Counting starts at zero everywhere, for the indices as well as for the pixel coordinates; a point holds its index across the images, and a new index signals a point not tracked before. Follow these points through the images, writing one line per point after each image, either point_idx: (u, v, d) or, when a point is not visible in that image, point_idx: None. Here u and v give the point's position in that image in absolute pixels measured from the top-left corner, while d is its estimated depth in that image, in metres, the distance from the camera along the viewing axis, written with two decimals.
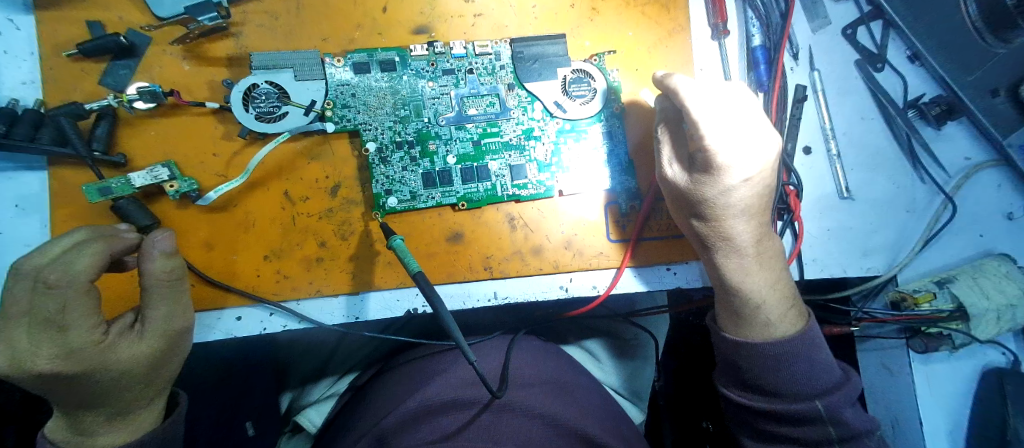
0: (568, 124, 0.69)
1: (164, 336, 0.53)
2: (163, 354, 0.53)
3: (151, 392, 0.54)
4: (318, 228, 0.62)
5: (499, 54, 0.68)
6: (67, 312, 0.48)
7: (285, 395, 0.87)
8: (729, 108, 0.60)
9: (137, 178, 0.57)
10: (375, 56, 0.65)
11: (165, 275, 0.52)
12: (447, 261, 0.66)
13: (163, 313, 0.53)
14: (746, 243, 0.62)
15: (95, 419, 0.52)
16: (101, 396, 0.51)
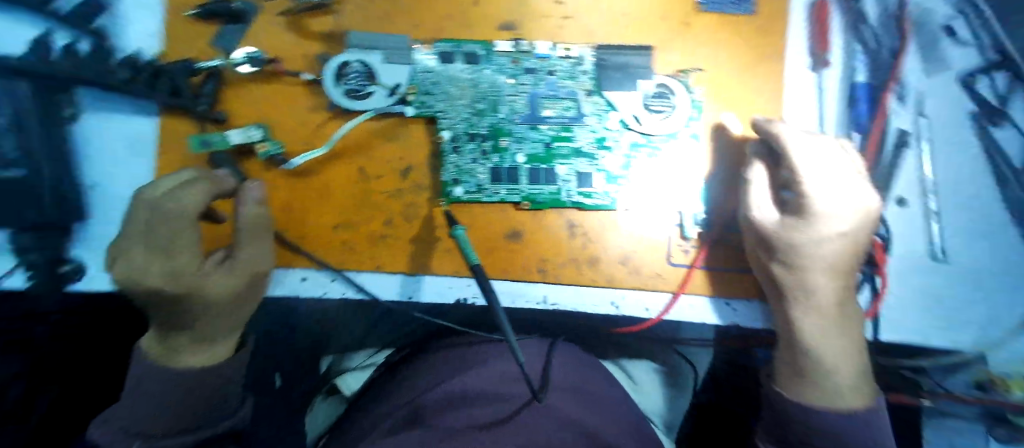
0: (643, 138, 0.68)
1: (250, 276, 0.57)
2: (248, 290, 0.57)
3: (233, 323, 0.58)
4: (386, 206, 0.65)
5: (582, 59, 0.67)
6: (175, 239, 0.53)
7: (324, 358, 0.89)
8: (833, 165, 0.60)
9: (234, 136, 0.61)
10: (462, 48, 0.66)
11: (256, 221, 0.57)
12: (502, 257, 0.66)
13: (252, 256, 0.57)
14: (827, 301, 0.59)
15: (182, 341, 0.56)
16: (192, 321, 0.55)
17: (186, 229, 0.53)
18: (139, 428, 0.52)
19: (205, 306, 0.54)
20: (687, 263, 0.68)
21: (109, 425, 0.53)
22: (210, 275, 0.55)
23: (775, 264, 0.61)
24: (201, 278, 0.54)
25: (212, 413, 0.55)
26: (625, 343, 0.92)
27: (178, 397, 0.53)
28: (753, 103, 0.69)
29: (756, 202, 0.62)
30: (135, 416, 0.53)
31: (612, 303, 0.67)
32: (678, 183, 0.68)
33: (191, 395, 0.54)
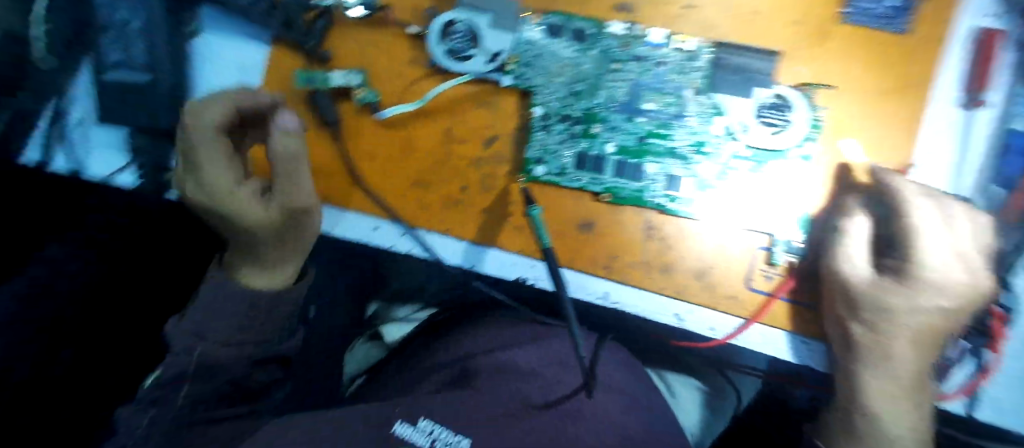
0: (746, 150, 0.62)
1: (285, 209, 0.55)
2: (285, 221, 0.56)
3: (280, 252, 0.59)
4: (465, 172, 0.64)
5: (698, 54, 0.62)
6: (200, 155, 0.52)
7: (370, 304, 0.93)
8: (954, 238, 0.54)
9: (334, 78, 0.62)
10: (572, 24, 0.63)
11: (284, 151, 0.54)
12: (571, 246, 0.64)
13: (287, 187, 0.55)
14: (902, 367, 0.57)
15: (241, 261, 0.59)
16: (242, 243, 0.57)
17: (212, 150, 0.52)
18: (209, 333, 0.55)
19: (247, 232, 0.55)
20: (768, 291, 0.63)
21: (180, 326, 0.56)
22: (246, 202, 0.54)
23: (858, 324, 0.57)
24: (235, 204, 0.53)
25: (271, 333, 0.59)
26: (670, 354, 0.88)
27: (245, 312, 0.56)
28: (880, 131, 0.62)
29: (854, 256, 0.57)
30: (208, 323, 0.55)
31: (676, 316, 0.63)
32: (775, 205, 0.63)
33: (256, 310, 0.57)
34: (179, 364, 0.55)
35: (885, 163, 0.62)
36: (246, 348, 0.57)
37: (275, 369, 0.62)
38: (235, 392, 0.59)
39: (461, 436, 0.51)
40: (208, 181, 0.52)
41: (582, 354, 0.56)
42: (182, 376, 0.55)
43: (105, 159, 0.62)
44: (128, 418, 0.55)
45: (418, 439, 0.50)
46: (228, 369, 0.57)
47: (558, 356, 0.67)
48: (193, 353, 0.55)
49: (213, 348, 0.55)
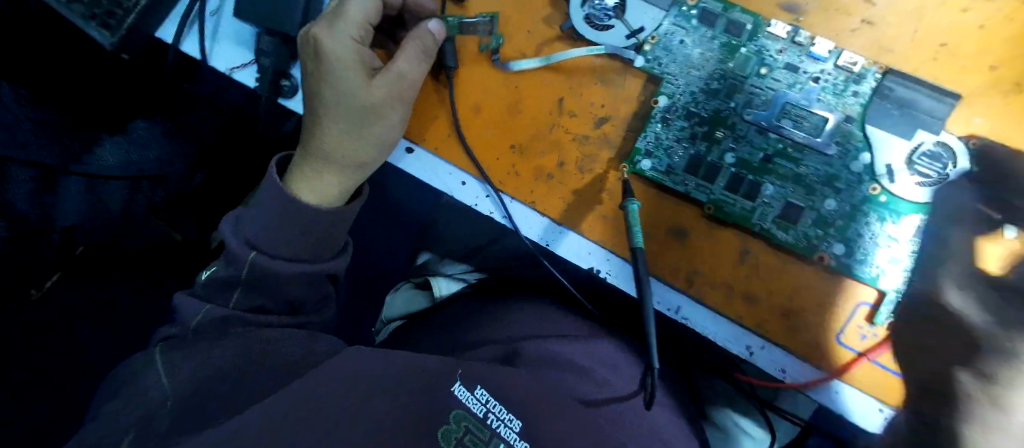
0: (886, 197, 0.55)
1: (387, 92, 0.54)
2: (379, 111, 0.54)
3: (354, 153, 0.56)
4: (566, 146, 0.60)
5: (862, 78, 0.55)
6: (352, 19, 0.53)
7: (423, 254, 0.91)
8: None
9: (468, 22, 0.58)
10: (729, 14, 0.58)
11: (415, 34, 0.54)
12: (657, 252, 0.59)
13: (399, 72, 0.54)
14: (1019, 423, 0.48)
15: (313, 163, 0.56)
16: (324, 133, 0.55)
17: (363, 4, 0.53)
18: (265, 242, 0.55)
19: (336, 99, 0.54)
20: (860, 350, 0.57)
21: (240, 231, 0.56)
22: (356, 67, 0.53)
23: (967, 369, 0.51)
24: (344, 59, 0.52)
25: (324, 253, 0.59)
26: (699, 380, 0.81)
27: (303, 227, 0.55)
28: None
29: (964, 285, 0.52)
30: (268, 233, 0.54)
31: (747, 349, 0.58)
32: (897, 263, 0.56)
33: (319, 227, 0.55)
34: (232, 268, 0.56)
35: None
36: (298, 265, 0.56)
37: (324, 286, 0.61)
38: (280, 306, 0.58)
39: (513, 415, 0.53)
40: (338, 26, 0.52)
41: (654, 372, 0.56)
42: (235, 279, 0.56)
43: (230, 55, 0.58)
44: (185, 306, 0.56)
45: (472, 406, 0.52)
46: (279, 284, 0.56)
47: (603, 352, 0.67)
48: (244, 260, 0.55)
49: (269, 260, 0.55)
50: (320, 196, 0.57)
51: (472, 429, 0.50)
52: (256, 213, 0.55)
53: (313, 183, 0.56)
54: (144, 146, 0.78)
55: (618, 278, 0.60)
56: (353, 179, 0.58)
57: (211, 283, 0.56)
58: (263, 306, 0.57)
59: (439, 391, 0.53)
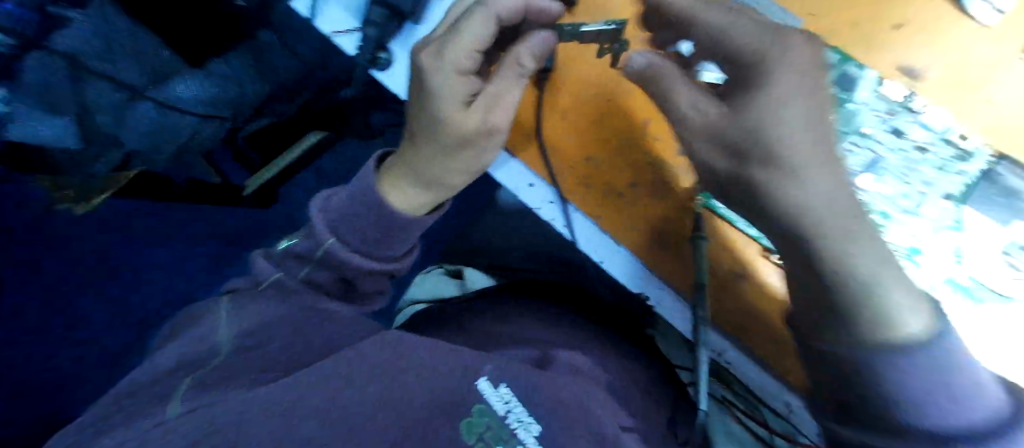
0: (971, 283, 0.53)
1: (479, 119, 0.52)
2: (472, 137, 0.53)
3: (442, 169, 0.57)
4: (645, 169, 0.60)
5: (969, 156, 0.53)
6: (462, 38, 0.50)
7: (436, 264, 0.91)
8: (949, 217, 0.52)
9: (590, 26, 0.54)
10: (845, 67, 0.55)
11: (516, 55, 0.50)
12: (716, 292, 0.58)
13: (493, 97, 0.52)
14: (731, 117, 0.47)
15: (403, 174, 0.58)
16: (418, 150, 0.57)
17: (471, 29, 0.50)
18: (342, 228, 0.57)
19: (433, 125, 0.54)
20: None
21: (324, 209, 0.57)
22: (456, 91, 0.53)
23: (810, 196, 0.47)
24: (446, 88, 0.52)
25: (392, 252, 0.60)
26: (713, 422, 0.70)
27: (378, 219, 0.56)
28: None
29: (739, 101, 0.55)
30: (346, 219, 0.57)
31: (787, 405, 0.61)
32: (981, 356, 0.52)
33: (393, 225, 0.57)
34: (310, 244, 0.58)
35: None
36: (369, 262, 0.58)
37: (382, 281, 0.63)
38: (337, 286, 0.61)
39: (533, 418, 0.51)
40: (444, 53, 0.51)
41: (702, 412, 0.57)
42: (307, 255, 0.58)
43: (338, 18, 0.60)
44: (259, 264, 0.59)
45: (493, 402, 0.51)
46: (344, 269, 0.58)
47: (633, 378, 0.67)
48: (322, 242, 0.56)
49: (342, 249, 0.56)
50: (410, 206, 0.59)
51: (491, 427, 0.50)
52: (347, 192, 0.58)
53: (404, 193, 0.59)
54: (218, 85, 0.79)
55: (664, 307, 0.60)
56: (443, 194, 0.60)
57: (287, 252, 0.59)
58: (323, 285, 0.59)
59: (464, 382, 0.53)
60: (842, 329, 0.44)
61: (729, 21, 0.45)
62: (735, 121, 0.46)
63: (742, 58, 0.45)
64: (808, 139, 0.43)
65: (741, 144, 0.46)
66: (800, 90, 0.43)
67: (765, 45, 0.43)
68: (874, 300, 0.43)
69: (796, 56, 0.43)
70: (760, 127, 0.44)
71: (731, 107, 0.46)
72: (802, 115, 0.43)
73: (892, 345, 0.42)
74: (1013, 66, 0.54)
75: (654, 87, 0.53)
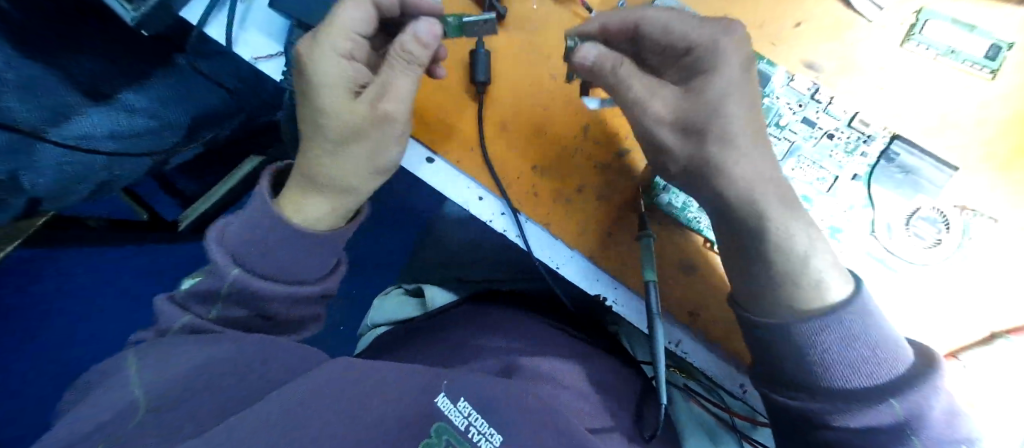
0: (884, 254, 0.58)
1: (368, 108, 0.52)
2: (362, 127, 0.52)
3: (335, 171, 0.55)
4: (587, 173, 0.61)
5: (873, 139, 0.58)
6: (339, 23, 0.51)
7: (395, 286, 0.89)
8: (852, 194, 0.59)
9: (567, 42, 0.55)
10: (757, 65, 0.59)
11: (400, 42, 0.50)
12: (668, 287, 0.61)
13: (381, 85, 0.52)
14: (691, 104, 0.50)
15: (298, 183, 0.56)
16: (309, 156, 0.55)
17: (349, 14, 0.51)
18: (253, 260, 0.53)
19: (319, 118, 0.53)
20: None
21: (224, 242, 0.53)
22: (338, 81, 0.52)
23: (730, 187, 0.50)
24: (329, 77, 0.52)
25: (311, 273, 0.58)
26: (678, 410, 0.71)
27: (288, 238, 0.54)
28: None
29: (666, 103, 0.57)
30: (251, 246, 0.53)
31: (743, 387, 0.63)
32: (896, 320, 0.58)
33: (308, 247, 0.55)
34: (212, 281, 0.53)
35: None
36: (279, 286, 0.55)
37: (310, 307, 0.60)
38: (258, 319, 0.57)
39: (495, 429, 0.51)
40: (320, 40, 0.51)
41: (665, 404, 0.59)
42: (216, 293, 0.53)
43: (259, 44, 0.59)
44: (162, 310, 0.54)
45: (453, 419, 0.51)
46: (258, 301, 0.55)
47: (603, 374, 0.68)
48: (225, 276, 0.52)
49: (256, 280, 0.53)
50: (309, 223, 0.57)
51: (452, 444, 0.50)
52: (239, 220, 0.53)
53: (300, 205, 0.56)
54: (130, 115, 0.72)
55: (620, 305, 0.61)
56: (344, 201, 0.57)
57: (190, 293, 0.54)
58: (242, 320, 0.56)
59: (424, 397, 0.52)
60: (783, 296, 0.50)
61: (672, 19, 0.51)
62: (695, 105, 0.50)
63: (693, 52, 0.51)
64: (738, 122, 0.49)
65: (699, 126, 0.49)
66: (738, 79, 0.49)
67: (714, 38, 0.50)
68: (806, 265, 0.49)
69: (734, 49, 0.49)
70: (716, 109, 0.49)
71: (688, 93, 0.50)
72: (741, 98, 0.49)
73: (824, 306, 0.48)
74: (896, 53, 0.58)
75: (610, 77, 0.51)
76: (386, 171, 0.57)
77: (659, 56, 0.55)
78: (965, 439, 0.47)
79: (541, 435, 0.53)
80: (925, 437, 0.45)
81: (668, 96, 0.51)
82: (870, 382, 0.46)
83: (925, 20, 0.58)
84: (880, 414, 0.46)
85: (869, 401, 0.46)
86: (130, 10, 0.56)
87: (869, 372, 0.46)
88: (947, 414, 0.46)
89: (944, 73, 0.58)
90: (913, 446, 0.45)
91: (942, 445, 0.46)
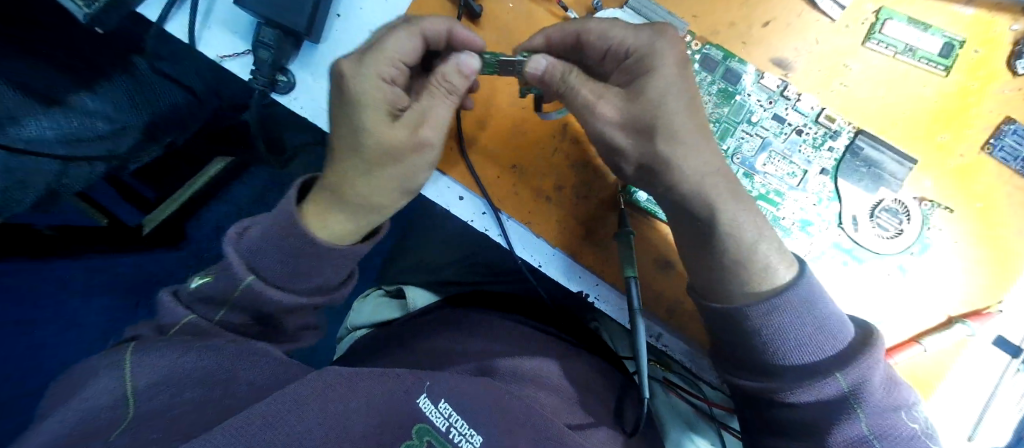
0: (850, 244, 0.61)
1: (410, 132, 0.51)
2: (399, 152, 0.51)
3: (372, 198, 0.53)
4: (568, 171, 0.61)
5: (838, 135, 0.61)
6: (385, 50, 0.51)
7: (376, 288, 0.87)
8: (819, 188, 0.61)
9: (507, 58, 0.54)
10: (728, 63, 0.61)
11: (441, 71, 0.50)
12: (648, 282, 0.61)
13: (421, 112, 0.51)
14: (636, 107, 0.50)
15: (325, 201, 0.53)
16: (340, 176, 0.52)
17: (398, 43, 0.51)
18: (263, 266, 0.51)
19: (354, 137, 0.51)
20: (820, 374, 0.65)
21: (240, 242, 0.52)
22: (380, 104, 0.51)
23: (707, 184, 0.51)
24: (371, 99, 0.51)
25: (321, 285, 0.55)
26: (657, 402, 0.72)
27: (300, 253, 0.51)
28: (986, 264, 0.61)
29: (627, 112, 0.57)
30: (263, 253, 0.51)
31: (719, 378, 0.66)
32: (861, 309, 0.61)
33: (304, 266, 0.52)
34: (221, 284, 0.51)
35: (985, 304, 0.61)
36: (293, 297, 0.53)
37: (309, 316, 0.58)
38: (260, 326, 0.55)
39: (475, 430, 0.51)
40: (366, 63, 0.50)
41: (647, 400, 0.59)
42: (224, 296, 0.52)
43: (222, 42, 0.56)
44: (164, 306, 0.52)
45: (434, 421, 0.50)
46: (265, 308, 0.53)
47: (588, 371, 0.68)
48: (239, 280, 0.50)
49: (264, 286, 0.51)
50: (335, 238, 0.54)
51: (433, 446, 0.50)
52: (259, 228, 0.52)
53: (324, 219, 0.54)
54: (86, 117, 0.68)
55: (603, 302, 0.62)
56: (369, 221, 0.55)
57: (193, 293, 0.52)
58: (238, 325, 0.54)
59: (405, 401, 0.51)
60: (739, 281, 0.51)
61: (610, 26, 0.52)
62: (638, 104, 0.50)
63: (633, 53, 0.52)
64: (687, 124, 0.50)
65: (646, 124, 0.50)
66: (676, 80, 0.50)
67: (651, 43, 0.51)
68: (755, 250, 0.51)
69: (670, 50, 0.51)
70: (658, 110, 0.49)
71: (630, 93, 0.51)
72: (682, 100, 0.50)
73: (774, 287, 0.50)
74: (857, 51, 0.60)
75: (560, 86, 0.51)
76: (416, 192, 0.57)
77: (600, 62, 0.56)
78: (904, 405, 0.49)
79: (525, 434, 0.52)
80: (868, 407, 0.47)
81: (617, 99, 0.51)
82: (821, 357, 0.48)
83: (884, 20, 0.60)
84: (827, 388, 0.48)
85: (815, 374, 0.48)
86: (82, 7, 0.53)
87: (816, 348, 0.48)
88: (883, 381, 0.49)
89: (903, 70, 0.60)
90: (858, 416, 0.47)
91: (884, 413, 0.48)
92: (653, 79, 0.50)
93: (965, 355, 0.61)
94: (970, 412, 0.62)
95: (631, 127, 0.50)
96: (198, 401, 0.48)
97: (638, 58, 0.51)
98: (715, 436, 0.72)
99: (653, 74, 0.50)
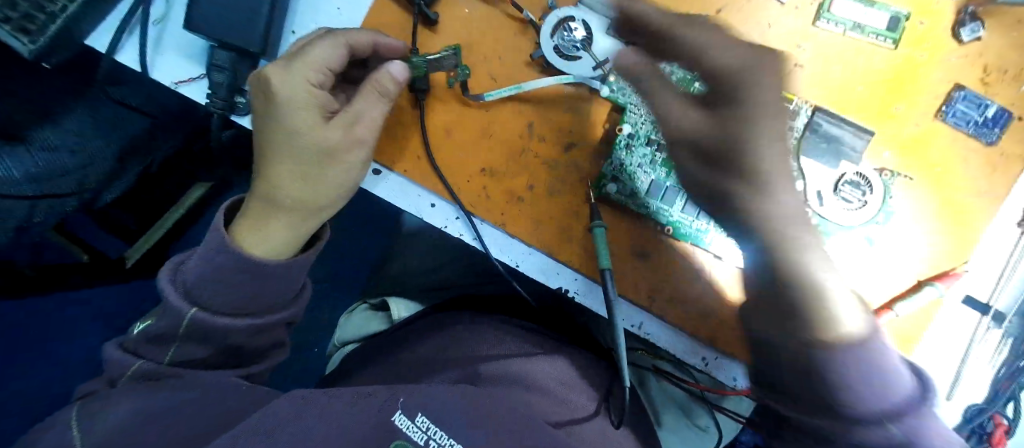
0: (817, 219, 0.62)
1: (343, 132, 0.52)
2: (336, 152, 0.52)
3: (307, 202, 0.54)
4: (536, 169, 0.61)
5: (796, 114, 0.62)
6: (307, 57, 0.51)
7: (359, 303, 0.87)
8: None
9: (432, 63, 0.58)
10: None
11: (374, 78, 0.52)
12: (625, 273, 0.62)
13: (354, 114, 0.52)
14: (710, 136, 0.53)
15: (259, 210, 0.54)
16: (269, 185, 0.53)
17: (323, 50, 0.51)
18: (207, 295, 0.51)
19: (287, 142, 0.52)
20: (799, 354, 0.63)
21: (178, 278, 0.51)
22: (310, 109, 0.52)
23: None
24: (295, 102, 0.51)
25: (280, 298, 0.55)
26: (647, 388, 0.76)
27: (243, 275, 0.51)
28: (950, 227, 0.63)
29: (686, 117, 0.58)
30: (205, 284, 0.51)
31: (705, 362, 0.63)
32: None
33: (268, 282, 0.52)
34: (169, 322, 0.51)
35: (952, 265, 0.63)
36: (243, 321, 0.53)
37: (278, 333, 0.59)
38: (220, 356, 0.55)
39: (454, 439, 0.48)
40: (293, 69, 0.51)
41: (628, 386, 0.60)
42: (173, 332, 0.51)
43: (175, 67, 0.56)
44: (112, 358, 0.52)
45: (413, 435, 0.48)
46: (218, 337, 0.52)
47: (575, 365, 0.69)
48: (183, 315, 0.50)
49: (210, 316, 0.51)
50: (274, 252, 0.54)
51: None
52: (196, 258, 0.51)
53: (262, 234, 0.54)
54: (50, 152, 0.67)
55: (585, 295, 0.62)
56: (306, 226, 0.55)
57: (144, 336, 0.52)
58: (199, 358, 0.53)
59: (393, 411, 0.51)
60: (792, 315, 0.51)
61: (705, 48, 0.52)
62: (715, 127, 0.53)
63: (722, 80, 0.52)
64: (772, 156, 0.52)
65: (721, 155, 0.53)
66: (771, 110, 0.51)
67: (745, 71, 0.51)
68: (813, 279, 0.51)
69: (767, 82, 0.51)
70: (735, 142, 0.52)
71: (710, 118, 0.54)
72: (771, 130, 0.51)
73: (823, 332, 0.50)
74: (808, 31, 0.62)
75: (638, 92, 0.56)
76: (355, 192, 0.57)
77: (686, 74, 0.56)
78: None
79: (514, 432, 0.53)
80: None
81: (694, 122, 0.54)
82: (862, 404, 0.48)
83: None
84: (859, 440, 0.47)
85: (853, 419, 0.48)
86: (26, 43, 0.52)
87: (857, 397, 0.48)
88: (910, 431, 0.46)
89: (854, 46, 0.62)
90: None
91: None
92: (740, 112, 0.51)
93: (939, 316, 0.63)
94: (947, 370, 0.65)
95: (698, 153, 0.55)
96: (198, 405, 0.50)
97: (734, 88, 0.51)
98: (709, 417, 0.74)
99: (743, 107, 0.51)
